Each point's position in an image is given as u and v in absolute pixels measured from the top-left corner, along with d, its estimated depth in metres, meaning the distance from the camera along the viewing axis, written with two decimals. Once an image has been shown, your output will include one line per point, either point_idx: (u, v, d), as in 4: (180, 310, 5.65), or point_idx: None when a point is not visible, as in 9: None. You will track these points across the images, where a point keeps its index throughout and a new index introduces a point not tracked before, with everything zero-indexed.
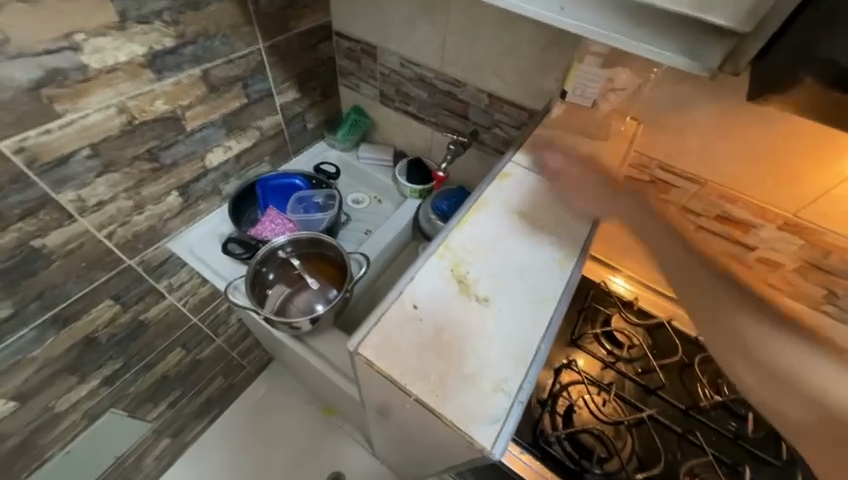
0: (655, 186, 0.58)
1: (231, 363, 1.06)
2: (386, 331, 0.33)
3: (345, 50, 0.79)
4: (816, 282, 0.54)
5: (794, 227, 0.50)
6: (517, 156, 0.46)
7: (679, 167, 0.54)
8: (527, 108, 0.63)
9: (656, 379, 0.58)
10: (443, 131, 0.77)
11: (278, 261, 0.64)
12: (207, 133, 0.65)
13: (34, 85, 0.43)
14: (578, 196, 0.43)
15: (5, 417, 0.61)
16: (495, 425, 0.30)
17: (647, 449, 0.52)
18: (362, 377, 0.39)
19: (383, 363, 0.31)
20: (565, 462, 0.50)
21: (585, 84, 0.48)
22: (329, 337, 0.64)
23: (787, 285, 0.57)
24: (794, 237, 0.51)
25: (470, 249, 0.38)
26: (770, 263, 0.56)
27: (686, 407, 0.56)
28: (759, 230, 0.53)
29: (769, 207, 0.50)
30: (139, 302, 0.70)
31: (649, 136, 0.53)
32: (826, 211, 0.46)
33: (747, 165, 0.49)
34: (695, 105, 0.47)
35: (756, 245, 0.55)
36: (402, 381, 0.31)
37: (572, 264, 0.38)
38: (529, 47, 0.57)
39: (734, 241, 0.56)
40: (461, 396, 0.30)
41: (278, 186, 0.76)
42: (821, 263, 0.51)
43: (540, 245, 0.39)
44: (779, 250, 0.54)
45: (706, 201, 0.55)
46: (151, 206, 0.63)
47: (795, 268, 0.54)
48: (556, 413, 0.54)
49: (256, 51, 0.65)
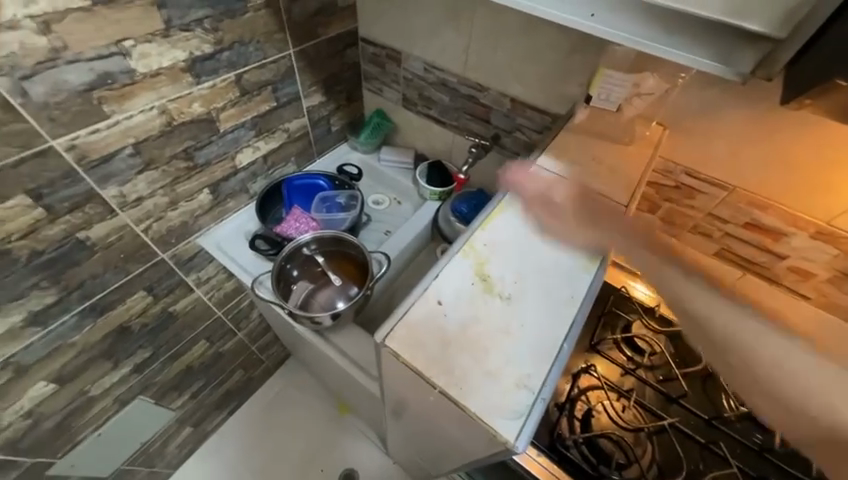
0: (681, 191, 0.57)
1: (251, 357, 1.09)
2: (411, 326, 0.34)
3: (370, 56, 0.81)
4: None
5: (828, 235, 0.49)
6: (540, 159, 0.47)
7: (706, 172, 0.53)
8: (550, 113, 0.63)
9: (678, 387, 0.57)
10: (464, 135, 0.78)
11: (302, 258, 0.66)
12: (238, 134, 0.67)
13: (86, 87, 0.46)
14: (601, 199, 0.43)
15: (45, 399, 0.64)
16: (518, 419, 0.30)
17: (667, 458, 0.52)
18: (384, 371, 0.40)
19: (408, 356, 0.32)
20: (582, 466, 0.50)
21: (611, 89, 0.47)
22: (348, 333, 0.65)
23: (820, 296, 0.55)
24: (828, 246, 0.49)
25: (494, 249, 0.39)
26: (801, 272, 0.54)
27: (709, 417, 0.54)
28: (791, 239, 0.52)
29: (802, 215, 0.49)
30: (169, 294, 0.73)
31: (674, 141, 0.52)
32: None
33: (778, 171, 0.48)
34: (724, 110, 0.46)
35: (786, 254, 0.53)
36: (427, 374, 0.32)
37: (595, 265, 0.38)
38: (553, 52, 0.57)
39: (763, 249, 0.55)
40: (484, 390, 0.31)
41: (303, 186, 0.79)
42: None
43: (563, 247, 0.39)
44: (811, 259, 0.52)
45: (734, 208, 0.54)
46: (184, 203, 0.66)
47: (828, 279, 0.52)
48: (574, 417, 0.54)
49: (287, 56, 0.68)
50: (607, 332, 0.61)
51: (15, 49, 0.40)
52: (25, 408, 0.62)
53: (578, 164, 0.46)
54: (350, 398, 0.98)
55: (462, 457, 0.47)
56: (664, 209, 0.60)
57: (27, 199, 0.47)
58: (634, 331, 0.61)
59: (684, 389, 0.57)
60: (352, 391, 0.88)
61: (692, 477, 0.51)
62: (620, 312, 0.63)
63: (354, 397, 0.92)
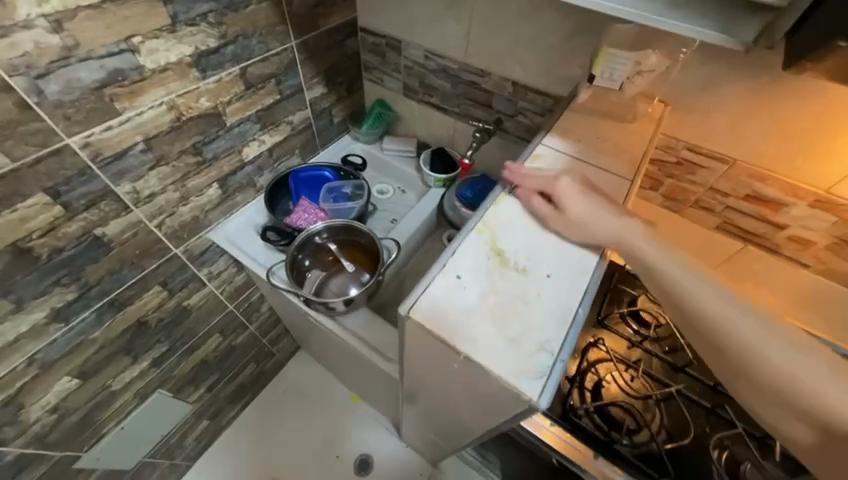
0: (682, 167, 0.58)
1: (263, 349, 1.11)
2: (435, 298, 0.35)
3: (370, 45, 0.81)
4: None
5: (826, 204, 0.50)
6: (546, 139, 0.48)
7: (706, 147, 0.54)
8: (551, 95, 0.64)
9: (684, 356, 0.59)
10: (467, 121, 0.79)
11: (313, 247, 0.67)
12: (244, 128, 0.68)
13: (98, 85, 0.47)
14: (607, 176, 0.45)
15: (70, 394, 0.66)
16: (539, 380, 0.32)
17: (675, 423, 0.54)
18: (405, 347, 0.42)
19: (433, 325, 0.34)
20: (594, 434, 0.53)
21: (613, 68, 0.47)
22: (359, 316, 0.67)
23: (819, 264, 0.56)
24: (825, 214, 0.51)
25: (506, 226, 0.40)
26: (800, 241, 0.56)
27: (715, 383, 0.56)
28: (790, 209, 0.53)
29: (801, 185, 0.50)
30: (183, 289, 0.75)
31: (675, 118, 0.54)
32: None
33: (776, 143, 0.49)
34: (723, 84, 0.48)
35: (785, 224, 0.55)
36: (452, 341, 0.33)
37: (605, 237, 0.40)
38: (553, 34, 0.58)
39: (763, 220, 0.56)
40: (507, 353, 0.33)
41: (309, 177, 0.80)
42: None
43: (573, 221, 0.41)
44: (810, 227, 0.54)
45: (735, 181, 0.55)
46: (194, 197, 0.67)
47: (826, 246, 0.54)
48: (584, 388, 0.57)
49: (289, 48, 0.68)
50: (614, 307, 0.64)
51: (29, 49, 0.41)
52: (52, 404, 0.64)
53: (584, 143, 0.48)
54: (364, 385, 1.00)
55: (482, 428, 0.49)
56: (666, 186, 0.62)
57: (45, 198, 0.48)
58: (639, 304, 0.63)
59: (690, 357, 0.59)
60: (367, 377, 0.90)
61: (700, 440, 0.53)
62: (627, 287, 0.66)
63: (368, 383, 0.94)
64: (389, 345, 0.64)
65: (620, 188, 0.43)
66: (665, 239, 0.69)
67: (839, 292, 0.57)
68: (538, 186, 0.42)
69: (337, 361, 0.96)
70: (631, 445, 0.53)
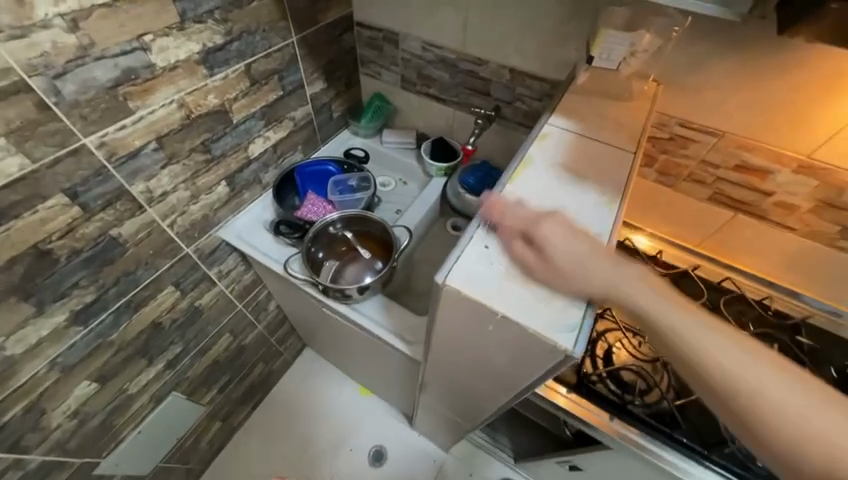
0: (675, 143, 0.62)
1: (271, 348, 1.12)
2: (468, 266, 0.38)
3: (367, 40, 0.83)
4: (831, 219, 0.58)
5: (808, 168, 0.55)
6: (551, 119, 0.50)
7: (698, 121, 0.58)
8: (549, 80, 0.67)
9: None
10: (466, 110, 0.81)
11: (325, 239, 0.70)
12: (250, 125, 0.69)
13: (112, 84, 0.48)
14: (612, 148, 0.47)
15: (88, 398, 0.66)
16: (572, 332, 0.35)
17: (682, 382, 0.58)
18: (436, 320, 0.45)
19: (469, 293, 0.36)
20: (609, 397, 0.56)
21: (611, 48, 0.50)
22: (376, 303, 0.68)
23: (805, 227, 0.61)
24: (809, 178, 0.55)
25: (524, 199, 0.43)
26: (787, 206, 0.60)
27: None
28: (776, 175, 0.57)
29: (786, 152, 0.55)
30: (194, 288, 0.75)
31: (668, 95, 0.57)
32: (838, 149, 0.51)
33: (762, 113, 0.53)
34: (711, 61, 0.51)
35: (773, 190, 0.59)
36: (488, 304, 0.36)
37: (617, 203, 0.42)
38: (548, 20, 0.61)
39: (751, 188, 0.60)
40: (540, 310, 0.36)
41: (314, 172, 0.82)
42: (835, 201, 0.56)
43: (585, 190, 0.43)
44: (794, 192, 0.58)
45: (725, 153, 0.59)
46: (204, 195, 0.68)
47: (810, 209, 0.58)
48: (595, 356, 0.60)
49: (290, 44, 0.69)
50: None
51: (48, 49, 0.41)
52: (72, 409, 0.64)
53: (587, 120, 0.50)
54: (375, 378, 1.02)
55: (507, 396, 0.52)
56: (660, 161, 0.65)
57: (64, 199, 0.49)
58: None
59: None
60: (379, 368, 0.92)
61: None
62: None
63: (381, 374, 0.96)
64: (406, 329, 0.66)
65: (625, 158, 0.46)
66: (661, 213, 0.73)
67: (824, 252, 0.62)
68: (520, 227, 0.40)
69: (348, 353, 0.97)
70: (643, 405, 0.56)
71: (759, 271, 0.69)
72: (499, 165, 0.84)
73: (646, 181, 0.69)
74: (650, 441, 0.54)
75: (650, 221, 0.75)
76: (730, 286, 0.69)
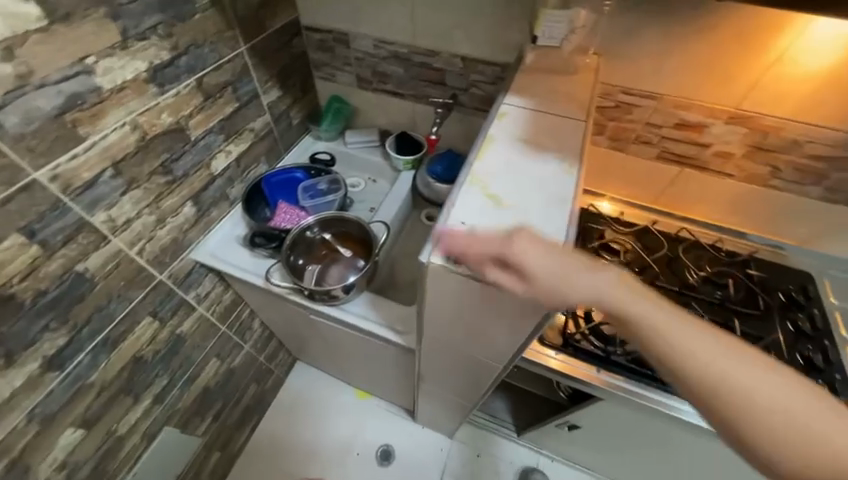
0: (621, 109, 0.67)
1: (261, 367, 1.09)
2: (448, 243, 0.40)
3: (317, 43, 0.83)
4: (762, 162, 0.65)
5: (737, 118, 0.61)
6: (507, 98, 0.53)
7: (638, 87, 0.63)
8: (499, 64, 0.70)
9: (652, 272, 0.69)
10: (424, 102, 0.83)
11: (303, 245, 0.70)
12: (209, 140, 0.67)
13: (58, 111, 0.46)
14: (565, 119, 0.51)
15: (75, 447, 0.62)
16: None
17: None
18: (426, 301, 0.46)
19: (452, 263, 0.39)
20: (594, 351, 0.61)
21: (552, 27, 0.54)
22: (363, 300, 0.69)
23: (740, 172, 0.68)
24: (739, 126, 0.62)
25: (492, 174, 0.45)
26: (724, 155, 0.66)
27: (679, 288, 0.67)
28: (711, 128, 0.64)
29: (716, 106, 0.61)
30: (174, 316, 0.72)
31: (609, 66, 0.62)
32: (759, 97, 0.58)
33: (692, 73, 0.58)
34: (641, 30, 0.56)
35: (710, 142, 0.65)
36: (472, 274, 0.39)
37: (576, 166, 0.45)
38: (491, 7, 0.64)
39: (692, 142, 0.67)
40: None
41: (282, 181, 0.81)
42: (763, 144, 0.63)
43: (546, 159, 0.46)
44: (729, 141, 0.64)
45: (665, 113, 0.65)
46: (171, 218, 0.66)
47: (743, 154, 0.65)
48: (577, 316, 0.64)
49: (240, 54, 0.68)
50: (587, 244, 0.72)
51: None
52: (58, 461, 0.60)
53: (540, 96, 0.54)
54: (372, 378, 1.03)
55: (501, 365, 0.54)
56: (610, 128, 0.70)
57: (21, 238, 0.46)
58: (606, 237, 0.73)
59: (656, 271, 0.69)
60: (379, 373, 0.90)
61: None
62: (594, 225, 0.75)
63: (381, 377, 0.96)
64: (397, 320, 0.67)
65: (577, 126, 0.49)
66: (618, 177, 0.78)
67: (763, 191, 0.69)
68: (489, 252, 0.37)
69: (342, 358, 0.97)
70: (625, 353, 0.61)
71: (709, 218, 0.76)
72: (464, 152, 0.87)
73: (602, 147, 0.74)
74: (638, 386, 0.58)
75: (609, 186, 0.80)
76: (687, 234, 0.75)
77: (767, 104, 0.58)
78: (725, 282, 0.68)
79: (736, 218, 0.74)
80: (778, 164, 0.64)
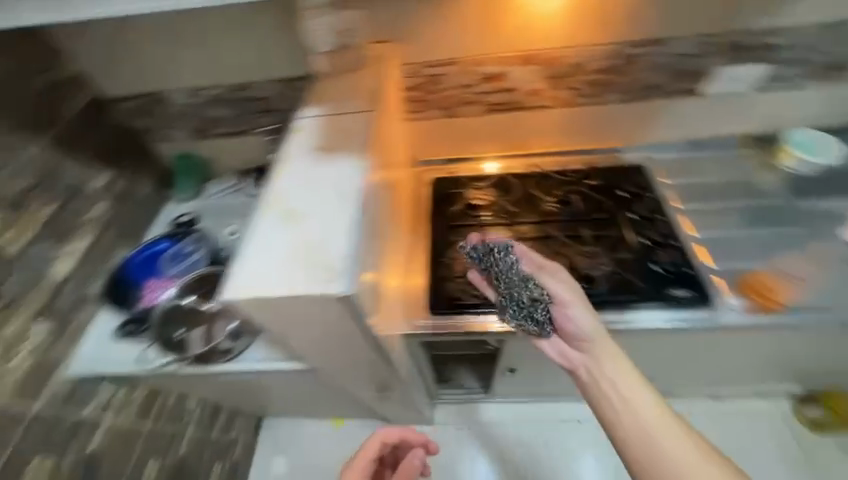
0: (428, 82, 0.72)
1: (218, 444, 0.84)
2: (244, 275, 0.45)
3: (129, 110, 0.80)
4: (564, 87, 0.72)
5: (524, 56, 0.68)
6: (305, 110, 0.57)
7: (429, 58, 0.69)
8: (300, 74, 0.73)
9: (513, 212, 0.75)
10: (260, 131, 0.82)
11: (175, 317, 0.69)
12: (34, 250, 0.65)
13: None
14: (349, 114, 0.54)
15: None
16: (334, 281, 0.43)
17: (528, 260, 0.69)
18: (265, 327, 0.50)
19: (248, 293, 0.43)
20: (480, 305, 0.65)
21: (317, 27, 0.58)
22: (254, 345, 0.69)
23: (556, 100, 0.74)
24: (529, 65, 0.69)
25: (282, 195, 0.50)
26: (534, 93, 0.73)
27: (539, 217, 0.74)
28: (510, 73, 0.70)
29: (497, 53, 0.68)
30: (71, 442, 0.61)
31: (397, 49, 0.67)
32: (523, 37, 0.66)
33: (462, 32, 0.66)
34: (406, 8, 0.63)
35: (514, 86, 0.72)
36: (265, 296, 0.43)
37: (356, 164, 0.49)
38: (259, 29, 0.68)
39: (502, 89, 0.73)
40: (303, 277, 0.43)
41: (143, 260, 0.73)
42: (554, 72, 0.70)
43: (333, 164, 0.50)
44: (526, 81, 0.71)
45: (467, 73, 0.70)
46: (21, 345, 0.61)
47: (546, 87, 0.72)
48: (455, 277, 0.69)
49: (37, 152, 0.67)
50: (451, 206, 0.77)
51: None
52: None
53: (334, 100, 0.58)
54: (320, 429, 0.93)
55: (379, 357, 0.57)
56: (431, 99, 0.74)
57: None
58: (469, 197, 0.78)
59: (516, 210, 0.75)
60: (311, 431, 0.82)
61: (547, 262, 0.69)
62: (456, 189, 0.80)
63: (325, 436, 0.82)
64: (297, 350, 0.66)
65: (360, 121, 0.54)
66: (459, 140, 0.81)
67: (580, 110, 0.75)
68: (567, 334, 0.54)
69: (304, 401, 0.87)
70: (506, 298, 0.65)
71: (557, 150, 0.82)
72: None
73: (434, 119, 0.77)
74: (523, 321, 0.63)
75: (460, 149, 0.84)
76: (536, 169, 0.81)
77: (536, 38, 0.67)
78: (570, 198, 0.76)
79: (575, 138, 0.79)
80: (580, 89, 0.72)
